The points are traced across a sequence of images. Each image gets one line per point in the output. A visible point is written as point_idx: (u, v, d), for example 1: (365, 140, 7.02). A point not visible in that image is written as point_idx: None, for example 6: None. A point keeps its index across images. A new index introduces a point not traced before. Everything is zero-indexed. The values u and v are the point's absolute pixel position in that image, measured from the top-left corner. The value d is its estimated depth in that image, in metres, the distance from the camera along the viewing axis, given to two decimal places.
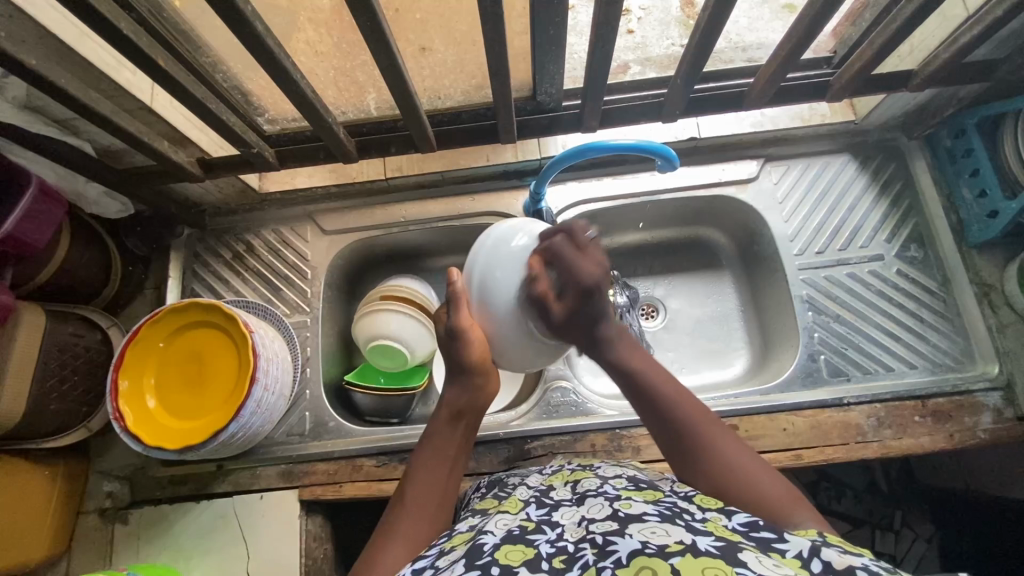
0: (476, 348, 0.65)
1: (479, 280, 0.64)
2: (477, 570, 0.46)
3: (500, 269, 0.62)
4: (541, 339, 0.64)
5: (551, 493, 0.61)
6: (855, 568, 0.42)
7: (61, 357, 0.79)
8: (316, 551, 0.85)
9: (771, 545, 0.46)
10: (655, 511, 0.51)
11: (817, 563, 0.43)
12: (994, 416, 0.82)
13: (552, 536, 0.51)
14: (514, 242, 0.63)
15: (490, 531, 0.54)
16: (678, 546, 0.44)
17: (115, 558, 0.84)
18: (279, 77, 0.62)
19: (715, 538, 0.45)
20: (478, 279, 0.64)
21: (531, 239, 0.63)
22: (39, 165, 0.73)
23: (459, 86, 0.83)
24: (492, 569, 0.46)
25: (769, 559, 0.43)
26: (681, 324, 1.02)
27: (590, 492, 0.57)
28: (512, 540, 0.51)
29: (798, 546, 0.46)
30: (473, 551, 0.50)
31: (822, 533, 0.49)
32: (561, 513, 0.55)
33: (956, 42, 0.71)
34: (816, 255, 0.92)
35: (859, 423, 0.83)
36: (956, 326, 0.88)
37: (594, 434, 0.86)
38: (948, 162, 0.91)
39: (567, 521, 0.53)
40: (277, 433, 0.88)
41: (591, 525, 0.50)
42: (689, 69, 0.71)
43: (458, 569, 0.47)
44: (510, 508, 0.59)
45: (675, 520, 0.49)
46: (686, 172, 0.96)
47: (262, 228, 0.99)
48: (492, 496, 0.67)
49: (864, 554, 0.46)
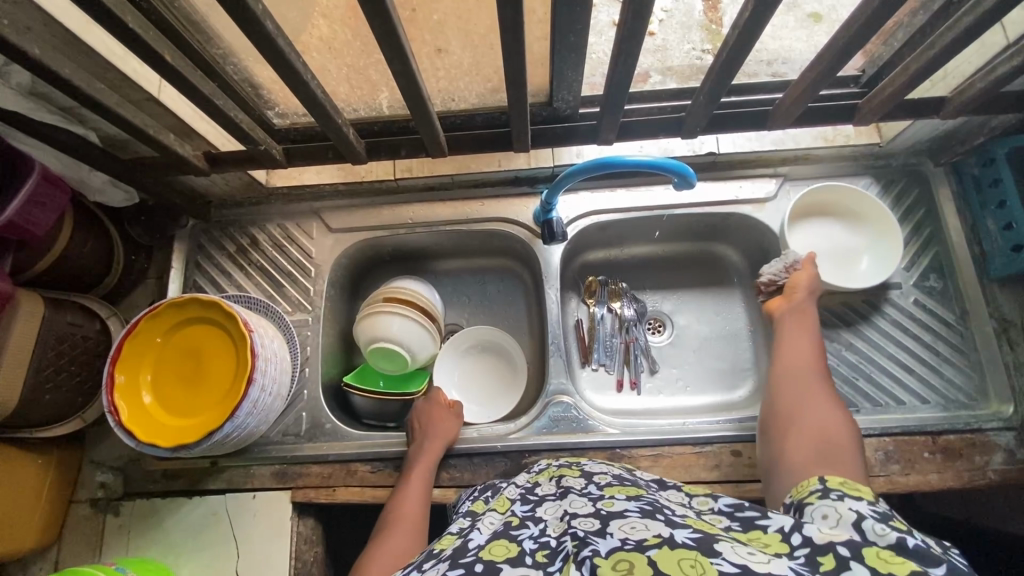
0: (446, 436, 0.83)
1: (866, 271, 0.90)
2: (459, 568, 0.45)
3: (862, 264, 0.90)
4: (832, 269, 0.90)
5: (536, 490, 0.61)
6: (836, 543, 0.44)
7: (58, 347, 0.78)
8: (306, 554, 0.83)
9: (753, 522, 0.50)
10: (635, 507, 0.50)
11: (796, 536, 0.46)
12: (1006, 456, 0.80)
13: (536, 531, 0.50)
14: (861, 264, 0.90)
15: (477, 530, 0.53)
16: (656, 539, 0.43)
17: (104, 551, 0.83)
18: (290, 77, 0.60)
19: (693, 530, 0.45)
20: (863, 272, 0.90)
21: (866, 259, 0.90)
22: (43, 152, 0.71)
23: (474, 89, 0.81)
24: (476, 567, 0.45)
25: (743, 547, 0.44)
26: (688, 342, 1.00)
27: (573, 489, 0.57)
28: (498, 537, 0.50)
29: (780, 522, 0.49)
30: (460, 550, 0.49)
31: (825, 481, 0.55)
32: (545, 509, 0.55)
33: (993, 72, 0.68)
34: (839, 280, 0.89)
35: (866, 456, 0.81)
36: (972, 361, 0.85)
37: (593, 452, 0.84)
38: (973, 191, 0.88)
39: (550, 517, 0.53)
40: (272, 432, 0.88)
41: (572, 520, 0.49)
42: (718, 79, 0.68)
43: (443, 567, 0.47)
44: (498, 506, 0.59)
45: (655, 515, 0.48)
46: (702, 189, 0.94)
47: (267, 223, 0.97)
48: (482, 499, 0.68)
49: (858, 496, 0.50)
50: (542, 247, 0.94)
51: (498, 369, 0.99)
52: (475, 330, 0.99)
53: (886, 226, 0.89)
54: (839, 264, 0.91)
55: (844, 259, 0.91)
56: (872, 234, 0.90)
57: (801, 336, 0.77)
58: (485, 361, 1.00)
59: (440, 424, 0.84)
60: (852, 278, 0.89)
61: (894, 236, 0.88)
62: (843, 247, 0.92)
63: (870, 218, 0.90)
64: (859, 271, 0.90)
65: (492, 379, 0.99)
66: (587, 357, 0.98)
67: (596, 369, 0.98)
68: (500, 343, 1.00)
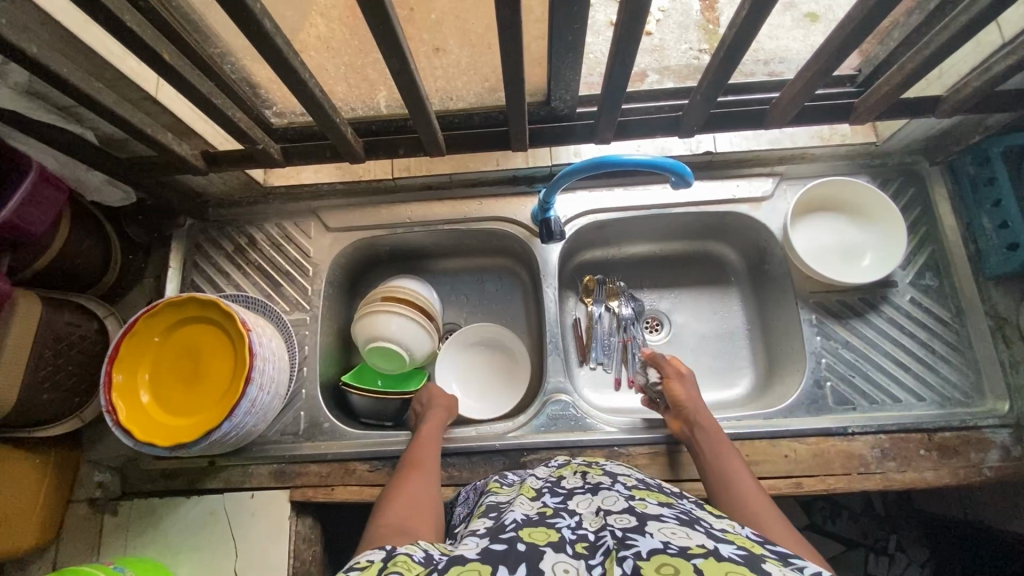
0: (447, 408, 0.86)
1: (869, 268, 0.90)
2: (501, 543, 0.46)
3: (865, 261, 0.91)
4: (834, 266, 0.91)
5: (562, 484, 0.62)
6: None
7: (55, 346, 0.78)
8: (305, 553, 0.83)
9: (788, 559, 0.46)
10: (672, 514, 0.51)
11: None
12: (1002, 453, 0.80)
13: (572, 522, 0.51)
14: (865, 261, 0.90)
15: (512, 510, 0.54)
16: (700, 549, 0.44)
17: (102, 550, 0.83)
18: (288, 76, 0.60)
19: (737, 547, 0.45)
20: (866, 269, 0.90)
21: (870, 257, 0.90)
22: (40, 151, 0.71)
23: (472, 88, 0.81)
24: (517, 546, 0.46)
25: (790, 571, 0.42)
26: (685, 340, 1.00)
27: (603, 485, 0.59)
28: (533, 523, 0.50)
29: (817, 568, 0.44)
30: (497, 527, 0.51)
31: None
32: (576, 502, 0.56)
33: (988, 71, 0.68)
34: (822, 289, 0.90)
35: (862, 453, 0.81)
36: (968, 359, 0.86)
37: (592, 450, 0.84)
38: (968, 189, 0.89)
39: (584, 511, 0.54)
40: (271, 431, 0.88)
41: (608, 517, 0.50)
42: (714, 80, 0.68)
43: (482, 540, 0.48)
44: (525, 494, 0.60)
45: (694, 526, 0.49)
46: (699, 187, 0.94)
47: (265, 222, 0.97)
48: (497, 480, 0.71)
49: None
50: (539, 246, 0.94)
51: (498, 365, 1.00)
52: (475, 328, 0.99)
53: (888, 218, 0.89)
54: (842, 260, 0.91)
55: (847, 257, 0.91)
56: (877, 231, 0.90)
57: (721, 455, 0.74)
58: (486, 358, 1.00)
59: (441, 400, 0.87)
60: (853, 275, 0.90)
61: (898, 233, 0.88)
62: (847, 244, 0.92)
63: (876, 216, 0.90)
64: (863, 268, 0.90)
65: (492, 376, 0.99)
66: (585, 356, 0.99)
67: (593, 367, 0.98)
68: (501, 340, 1.00)
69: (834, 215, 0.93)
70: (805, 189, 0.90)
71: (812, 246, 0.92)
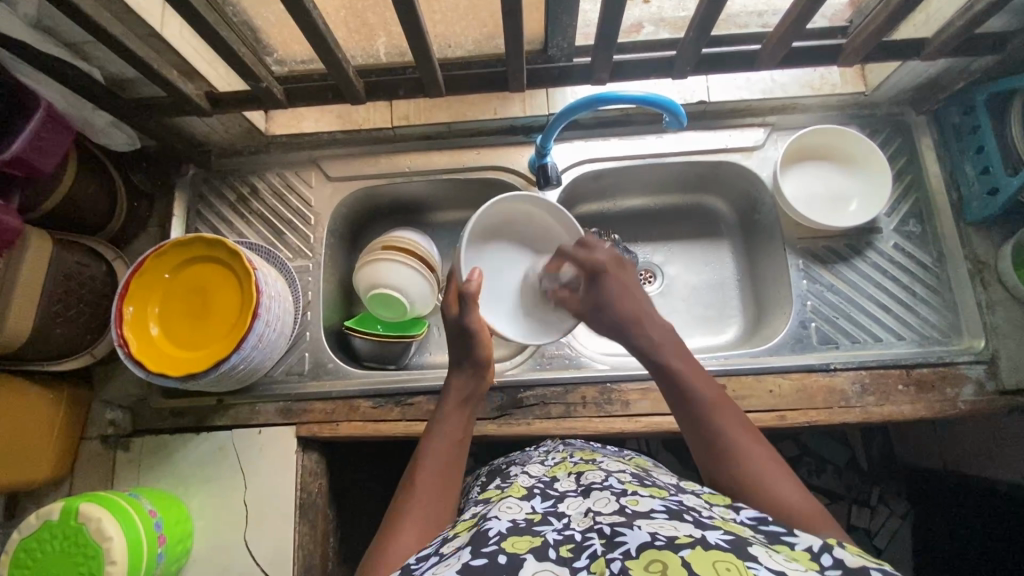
0: (483, 347, 0.76)
1: (857, 213, 0.92)
2: (482, 558, 0.48)
3: (853, 206, 0.93)
4: (824, 211, 0.94)
5: (555, 484, 0.63)
6: (868, 567, 0.44)
7: (67, 284, 0.80)
8: (311, 485, 0.88)
9: (780, 538, 0.49)
10: (661, 507, 0.53)
11: (827, 558, 0.46)
12: (976, 388, 0.84)
13: (559, 525, 0.53)
14: (852, 206, 0.93)
15: (497, 516, 0.55)
16: (688, 539, 0.46)
17: (117, 483, 0.87)
18: (292, 6, 0.62)
19: (723, 532, 0.48)
20: (854, 214, 0.93)
21: (858, 200, 0.93)
22: (48, 88, 0.72)
23: (470, 35, 0.83)
24: (499, 559, 0.48)
25: (777, 555, 0.46)
26: (678, 291, 1.03)
27: (595, 486, 0.59)
28: (519, 530, 0.52)
29: (807, 541, 0.48)
30: (480, 536, 0.52)
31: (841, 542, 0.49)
32: (567, 504, 0.57)
33: (970, 10, 0.71)
34: (808, 238, 0.93)
35: (843, 388, 0.85)
36: (945, 301, 0.89)
37: (585, 387, 0.88)
38: (952, 139, 0.91)
39: (573, 512, 0.56)
40: (276, 370, 0.91)
41: (597, 516, 0.52)
42: (701, 24, 0.71)
43: (465, 555, 0.49)
44: (515, 494, 0.61)
45: (683, 516, 0.51)
46: (693, 136, 0.96)
47: (267, 172, 0.99)
48: (494, 488, 0.67)
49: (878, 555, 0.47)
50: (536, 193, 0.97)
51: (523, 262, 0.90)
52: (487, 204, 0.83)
53: (873, 163, 0.92)
54: (830, 207, 0.94)
55: (837, 203, 0.94)
56: (862, 178, 0.94)
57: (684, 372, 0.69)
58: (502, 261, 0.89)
59: (482, 347, 0.76)
60: (843, 219, 0.93)
61: (883, 179, 0.91)
62: (835, 190, 0.95)
63: (861, 163, 0.93)
64: (849, 213, 0.93)
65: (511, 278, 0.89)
66: None
67: None
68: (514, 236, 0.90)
69: (826, 163, 0.95)
70: (796, 136, 0.92)
71: (802, 193, 0.95)
